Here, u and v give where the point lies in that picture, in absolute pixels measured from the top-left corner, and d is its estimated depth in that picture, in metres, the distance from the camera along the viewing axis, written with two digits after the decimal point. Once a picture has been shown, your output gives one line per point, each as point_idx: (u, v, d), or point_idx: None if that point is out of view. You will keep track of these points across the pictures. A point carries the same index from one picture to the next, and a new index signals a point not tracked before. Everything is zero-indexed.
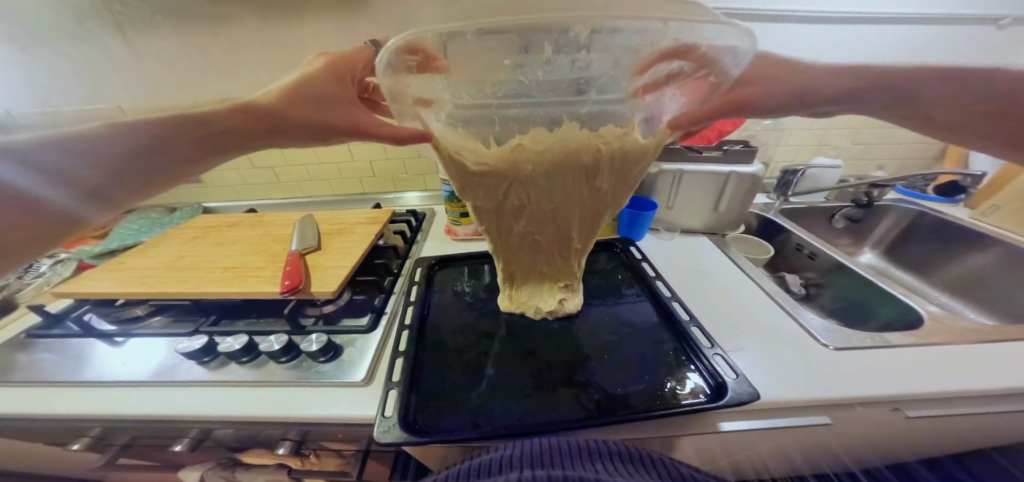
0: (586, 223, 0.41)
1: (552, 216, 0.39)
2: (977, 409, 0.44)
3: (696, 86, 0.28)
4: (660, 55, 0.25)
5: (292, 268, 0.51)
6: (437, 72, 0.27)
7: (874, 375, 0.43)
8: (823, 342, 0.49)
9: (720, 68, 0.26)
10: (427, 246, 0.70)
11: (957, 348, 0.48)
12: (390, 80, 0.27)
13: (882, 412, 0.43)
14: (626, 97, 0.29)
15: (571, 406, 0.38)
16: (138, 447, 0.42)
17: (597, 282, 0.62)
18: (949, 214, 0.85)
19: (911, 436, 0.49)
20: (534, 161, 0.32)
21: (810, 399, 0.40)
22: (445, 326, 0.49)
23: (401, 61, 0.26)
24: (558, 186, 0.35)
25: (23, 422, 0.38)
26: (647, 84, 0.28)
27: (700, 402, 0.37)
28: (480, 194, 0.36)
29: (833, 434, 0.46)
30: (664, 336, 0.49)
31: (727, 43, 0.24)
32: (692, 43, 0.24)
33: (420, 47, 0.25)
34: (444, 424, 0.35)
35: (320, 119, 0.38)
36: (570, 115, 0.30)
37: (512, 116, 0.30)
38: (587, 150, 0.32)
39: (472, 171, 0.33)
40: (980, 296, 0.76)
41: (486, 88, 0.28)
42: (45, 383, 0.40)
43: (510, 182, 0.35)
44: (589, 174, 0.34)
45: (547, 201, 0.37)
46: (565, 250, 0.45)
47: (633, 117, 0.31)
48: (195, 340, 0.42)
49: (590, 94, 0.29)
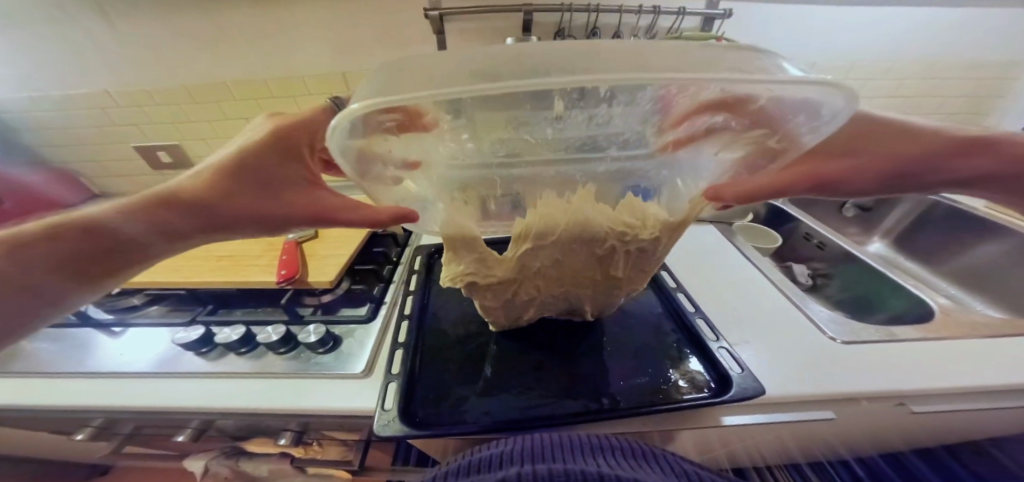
0: (598, 295, 0.41)
1: (561, 289, 0.39)
2: (981, 405, 0.43)
3: (751, 144, 0.24)
4: (702, 108, 0.22)
5: (289, 257, 0.50)
6: (423, 130, 0.24)
7: (885, 372, 0.42)
8: (831, 335, 0.48)
9: (787, 126, 0.22)
10: (427, 233, 0.69)
11: (970, 343, 0.47)
12: (360, 141, 0.22)
13: (887, 406, 0.43)
14: (653, 153, 0.28)
15: (571, 399, 0.37)
16: (142, 437, 0.42)
17: None
18: (963, 203, 0.82)
19: (914, 429, 0.49)
20: (542, 260, 0.33)
21: (811, 394, 0.39)
22: (445, 317, 0.48)
23: (376, 121, 0.21)
24: (570, 268, 0.35)
25: (24, 412, 0.38)
26: (681, 138, 0.26)
27: (703, 397, 0.36)
28: (489, 296, 0.38)
29: (834, 428, 0.46)
30: (667, 328, 0.48)
31: (799, 98, 0.19)
32: (750, 99, 0.20)
33: (400, 107, 0.20)
34: (444, 418, 0.34)
35: (275, 203, 0.33)
36: (585, 174, 0.29)
37: (518, 176, 0.30)
38: (607, 240, 0.30)
39: (482, 282, 0.35)
40: (991, 287, 0.74)
41: (487, 147, 0.28)
42: (45, 373, 0.40)
43: (520, 281, 0.36)
44: (603, 259, 0.34)
45: (557, 284, 0.38)
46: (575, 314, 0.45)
47: (662, 176, 0.29)
48: (193, 330, 0.42)
49: (609, 149, 0.28)
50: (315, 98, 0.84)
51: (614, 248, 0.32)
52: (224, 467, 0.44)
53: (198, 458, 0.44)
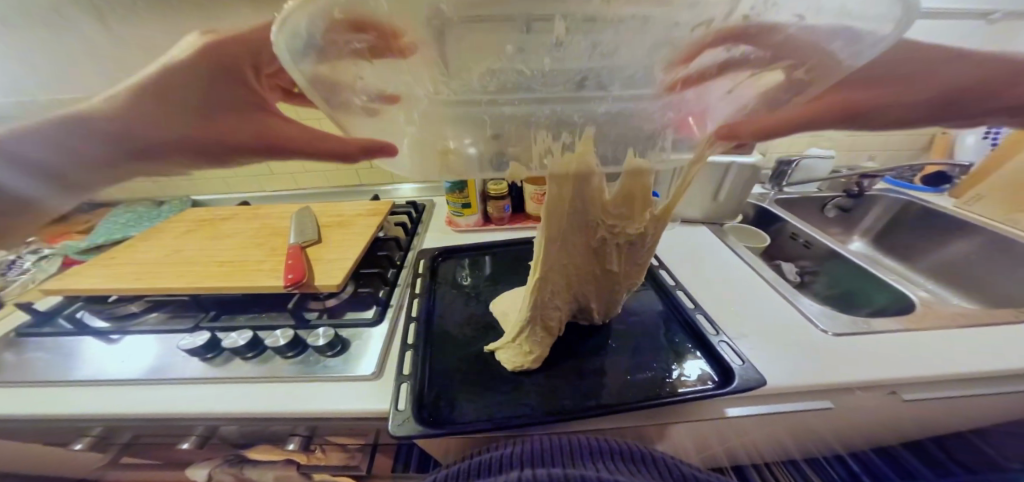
0: (600, 290, 0.42)
1: (568, 291, 0.40)
2: (963, 393, 0.45)
3: (770, 82, 0.21)
4: (719, 37, 0.17)
5: (294, 262, 0.50)
6: (400, 57, 0.19)
7: (876, 361, 0.44)
8: (823, 328, 0.49)
9: (820, 55, 0.18)
10: (427, 238, 0.69)
11: (950, 333, 0.49)
12: (322, 69, 0.18)
13: (879, 396, 0.44)
14: (660, 94, 0.20)
15: (578, 394, 0.38)
16: (140, 446, 0.41)
17: None
18: (933, 202, 0.86)
19: (906, 418, 0.51)
20: (548, 273, 0.37)
21: (809, 383, 0.41)
22: (453, 319, 0.48)
23: (340, 40, 0.18)
24: (572, 267, 0.38)
25: (21, 422, 0.37)
26: (689, 77, 0.20)
27: (708, 388, 0.38)
28: (527, 349, 0.40)
29: (830, 419, 0.47)
30: (667, 322, 0.49)
31: (841, 17, 0.16)
32: (773, 22, 0.17)
33: (369, 21, 0.17)
34: (459, 416, 0.35)
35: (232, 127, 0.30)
36: (585, 117, 0.22)
37: (510, 115, 0.22)
38: (597, 230, 0.35)
39: (512, 339, 0.41)
40: (965, 281, 0.78)
41: (472, 79, 0.21)
42: (40, 382, 0.39)
43: (538, 310, 0.39)
44: (599, 252, 0.37)
45: (566, 290, 0.40)
46: (585, 314, 0.46)
47: (666, 119, 0.22)
48: (198, 335, 0.41)
49: (611, 88, 0.20)
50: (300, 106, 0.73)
51: (605, 240, 0.36)
52: (230, 476, 0.42)
53: (200, 467, 0.42)
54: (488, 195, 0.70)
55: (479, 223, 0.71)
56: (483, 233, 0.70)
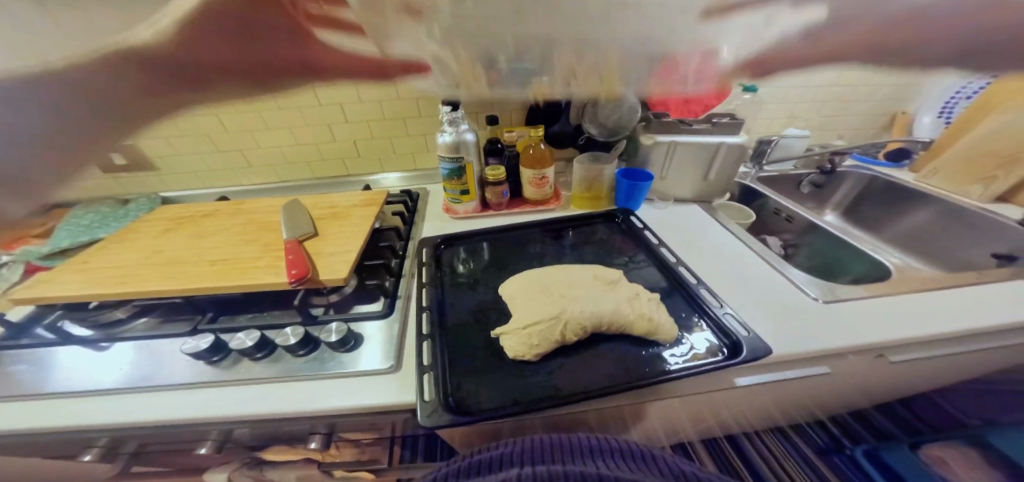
0: (629, 328, 0.42)
1: (595, 313, 0.42)
2: (938, 352, 0.49)
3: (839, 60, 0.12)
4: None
5: (297, 256, 0.47)
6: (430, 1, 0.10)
7: (865, 325, 0.47)
8: (814, 295, 0.52)
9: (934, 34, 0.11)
10: (426, 227, 0.67)
11: (928, 296, 0.53)
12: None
13: (868, 358, 0.48)
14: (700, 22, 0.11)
15: (599, 375, 0.39)
16: (151, 453, 0.39)
17: (599, 252, 0.61)
18: (897, 177, 0.91)
19: (884, 379, 0.55)
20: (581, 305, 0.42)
21: (808, 350, 0.44)
22: (464, 306, 0.48)
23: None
24: (602, 309, 0.43)
25: (18, 437, 0.35)
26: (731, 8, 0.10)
27: (719, 360, 0.39)
28: (535, 339, 0.40)
29: (822, 383, 0.51)
30: (673, 297, 0.51)
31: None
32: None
33: None
34: (484, 404, 0.35)
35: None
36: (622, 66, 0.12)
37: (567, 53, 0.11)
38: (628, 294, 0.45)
39: (522, 327, 0.41)
40: (928, 249, 0.85)
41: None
42: (34, 395, 0.37)
43: (558, 317, 0.41)
44: (631, 303, 0.44)
45: (591, 314, 0.42)
46: (609, 337, 0.43)
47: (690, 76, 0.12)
48: (200, 338, 0.38)
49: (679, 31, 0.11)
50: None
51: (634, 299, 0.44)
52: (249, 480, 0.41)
53: (217, 473, 0.41)
54: (486, 181, 0.68)
55: (478, 209, 0.70)
56: (481, 220, 0.69)
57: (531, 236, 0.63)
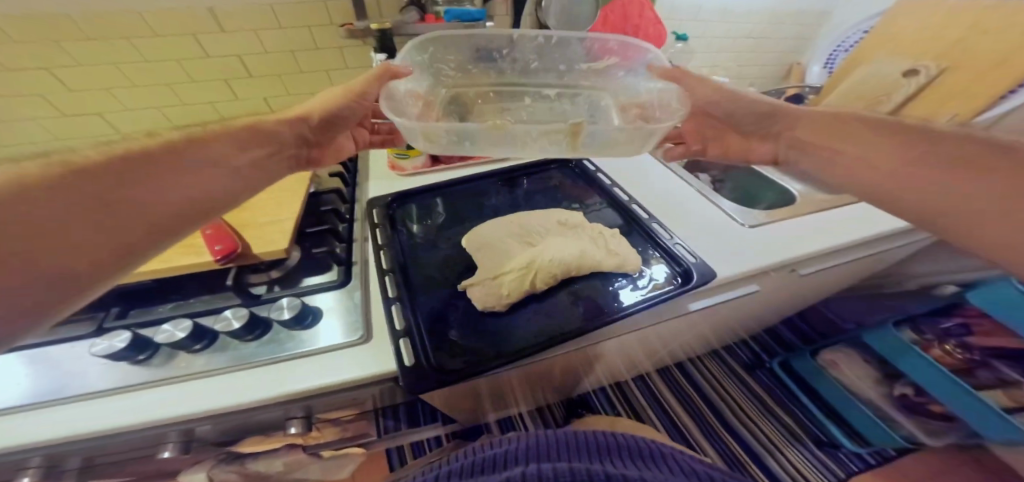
0: (598, 272, 0.47)
1: (567, 263, 0.45)
2: (832, 261, 0.61)
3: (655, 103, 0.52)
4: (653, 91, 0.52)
5: (217, 230, 0.42)
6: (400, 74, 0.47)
7: (781, 243, 0.56)
8: (743, 221, 0.59)
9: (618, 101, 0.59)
10: (372, 187, 0.63)
11: (823, 213, 0.63)
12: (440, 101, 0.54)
13: (784, 274, 0.57)
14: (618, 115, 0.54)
15: (571, 315, 0.42)
16: (102, 466, 0.35)
17: (555, 198, 0.62)
18: None
19: (790, 292, 0.67)
20: (552, 255, 0.45)
21: (742, 271, 0.50)
22: (429, 264, 0.47)
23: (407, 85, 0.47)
24: (570, 257, 0.45)
25: None
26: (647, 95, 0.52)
27: (676, 287, 0.45)
28: (507, 287, 0.42)
29: (749, 300, 0.60)
30: (629, 234, 0.55)
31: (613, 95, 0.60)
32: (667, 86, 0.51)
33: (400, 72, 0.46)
34: (466, 358, 0.36)
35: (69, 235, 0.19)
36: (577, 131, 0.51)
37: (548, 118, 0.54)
38: (593, 233, 0.50)
39: (492, 276, 0.43)
40: None
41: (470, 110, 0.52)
42: None
43: (530, 269, 0.43)
44: (599, 241, 0.48)
45: (562, 265, 0.44)
46: (576, 279, 0.47)
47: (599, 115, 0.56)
48: (113, 336, 0.33)
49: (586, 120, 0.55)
50: (155, 41, 0.57)
51: (600, 235, 0.49)
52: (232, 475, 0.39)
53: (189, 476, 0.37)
54: None
55: (427, 163, 0.66)
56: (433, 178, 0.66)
57: (486, 187, 0.63)
